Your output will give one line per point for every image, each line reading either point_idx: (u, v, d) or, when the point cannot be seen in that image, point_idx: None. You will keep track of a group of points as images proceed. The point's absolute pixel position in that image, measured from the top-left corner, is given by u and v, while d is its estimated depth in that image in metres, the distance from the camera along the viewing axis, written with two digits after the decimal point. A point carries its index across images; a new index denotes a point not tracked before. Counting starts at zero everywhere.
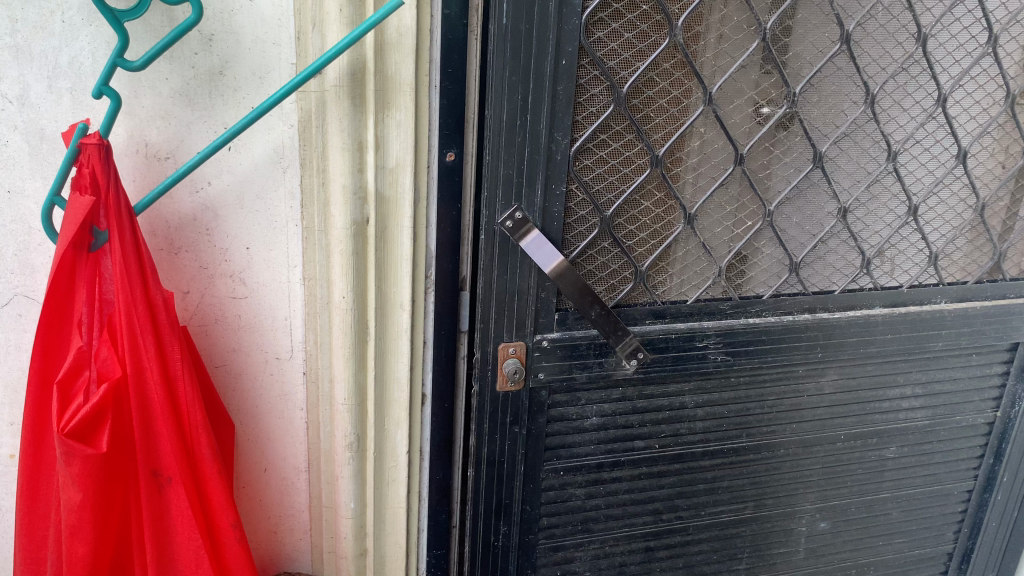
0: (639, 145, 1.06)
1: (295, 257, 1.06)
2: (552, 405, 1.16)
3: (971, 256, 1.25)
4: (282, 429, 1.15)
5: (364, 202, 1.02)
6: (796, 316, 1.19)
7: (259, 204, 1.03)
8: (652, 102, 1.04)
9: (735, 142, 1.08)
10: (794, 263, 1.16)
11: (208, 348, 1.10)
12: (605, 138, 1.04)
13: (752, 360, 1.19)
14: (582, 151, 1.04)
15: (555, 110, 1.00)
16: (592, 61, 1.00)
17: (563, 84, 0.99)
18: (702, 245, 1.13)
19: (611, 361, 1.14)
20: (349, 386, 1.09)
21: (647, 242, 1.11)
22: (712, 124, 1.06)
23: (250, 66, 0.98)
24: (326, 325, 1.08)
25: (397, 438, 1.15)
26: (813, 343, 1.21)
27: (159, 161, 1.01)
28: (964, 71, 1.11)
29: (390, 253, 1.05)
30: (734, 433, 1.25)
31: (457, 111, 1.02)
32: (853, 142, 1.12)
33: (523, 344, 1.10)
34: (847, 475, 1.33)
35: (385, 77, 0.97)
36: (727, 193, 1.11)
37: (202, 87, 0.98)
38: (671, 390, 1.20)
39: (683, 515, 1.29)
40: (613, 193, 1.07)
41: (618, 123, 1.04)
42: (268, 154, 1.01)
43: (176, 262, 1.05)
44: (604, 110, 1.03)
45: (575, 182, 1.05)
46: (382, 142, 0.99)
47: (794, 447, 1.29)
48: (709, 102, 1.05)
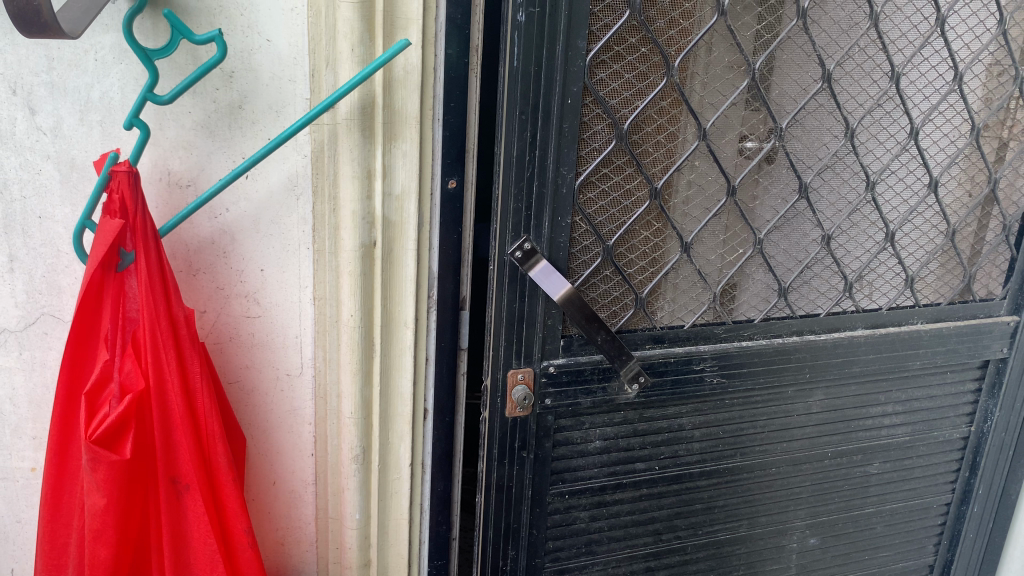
0: (639, 178, 1.08)
1: (306, 278, 1.13)
2: (558, 429, 1.13)
3: (943, 278, 1.31)
4: (291, 443, 1.21)
5: (371, 225, 1.09)
6: (785, 338, 1.21)
7: (274, 229, 1.11)
8: (650, 137, 1.07)
9: (728, 174, 1.11)
10: (783, 288, 1.19)
11: (222, 366, 1.16)
12: (607, 172, 1.06)
13: (746, 382, 1.20)
14: (587, 184, 1.06)
15: (561, 145, 1.01)
16: (596, 101, 1.02)
17: (569, 122, 1.01)
18: (698, 271, 1.14)
19: (614, 388, 1.13)
20: (355, 400, 1.15)
21: (646, 270, 1.12)
22: (706, 158, 1.10)
23: (267, 101, 1.06)
24: (334, 342, 1.14)
25: (401, 451, 1.21)
26: (802, 365, 1.23)
27: (181, 189, 1.08)
28: (933, 106, 1.18)
29: (396, 274, 1.12)
30: (730, 454, 1.25)
31: (459, 143, 1.10)
32: (834, 174, 1.17)
33: (531, 370, 1.09)
34: (834, 492, 1.34)
35: (393, 111, 1.05)
36: (720, 222, 1.13)
37: (222, 120, 1.06)
38: (670, 413, 1.19)
39: (682, 535, 1.27)
40: (612, 222, 1.09)
41: (619, 157, 1.06)
42: (284, 182, 1.09)
43: (194, 284, 1.12)
44: (606, 145, 1.05)
45: (579, 214, 1.06)
46: (389, 170, 1.07)
47: (786, 465, 1.29)
48: (703, 138, 1.08)
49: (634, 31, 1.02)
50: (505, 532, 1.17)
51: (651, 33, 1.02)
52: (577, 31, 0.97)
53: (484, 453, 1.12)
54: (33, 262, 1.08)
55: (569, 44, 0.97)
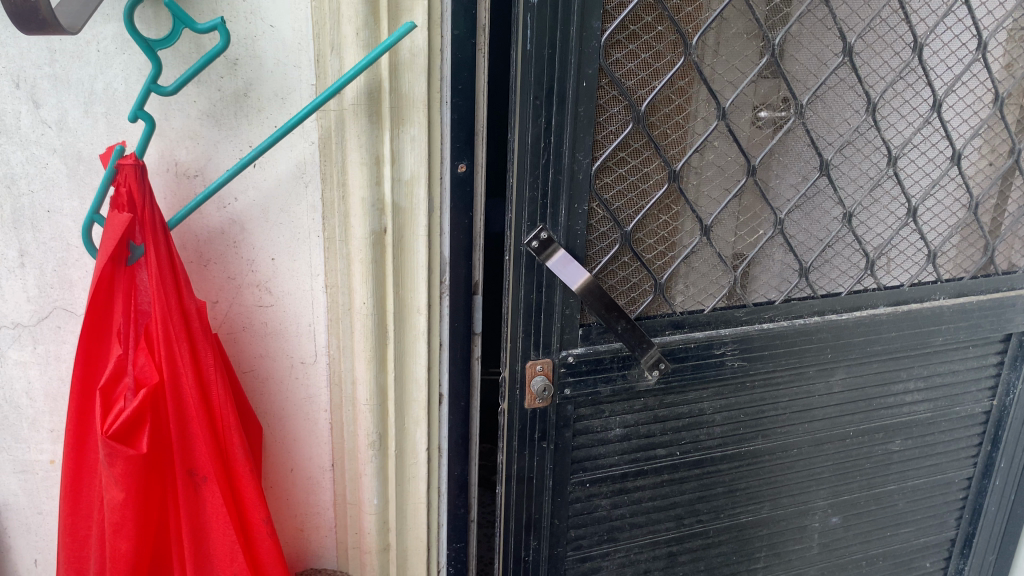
0: (657, 161, 1.05)
1: (318, 266, 1.13)
2: (578, 418, 1.11)
3: (964, 252, 1.29)
4: (307, 431, 1.21)
5: (381, 213, 1.08)
6: (807, 319, 1.18)
7: (283, 217, 1.10)
8: (668, 119, 1.04)
9: (748, 154, 1.09)
10: (804, 268, 1.16)
11: (236, 355, 1.16)
12: (624, 155, 1.04)
13: (767, 364, 1.18)
14: (603, 169, 1.03)
15: (577, 131, 0.98)
16: (611, 82, 0.99)
17: (585, 106, 0.97)
18: (718, 254, 1.11)
19: (633, 374, 1.11)
20: (370, 387, 1.15)
21: (664, 255, 1.10)
22: (725, 138, 1.07)
23: (273, 87, 1.04)
24: (347, 330, 1.13)
25: (417, 436, 1.20)
26: (824, 345, 1.21)
27: (188, 179, 1.07)
28: (956, 77, 1.15)
29: (408, 260, 1.11)
30: (751, 437, 1.23)
31: (468, 126, 1.08)
32: (855, 149, 1.14)
33: (550, 361, 1.07)
34: (857, 470, 1.33)
35: (400, 96, 1.03)
36: (739, 203, 1.10)
37: (228, 108, 1.04)
38: (691, 399, 1.17)
39: (704, 519, 1.26)
40: (628, 207, 1.06)
41: (637, 140, 1.03)
42: (291, 170, 1.08)
43: (206, 274, 1.12)
44: (624, 128, 1.02)
45: (596, 200, 1.03)
46: (398, 155, 1.06)
47: (807, 445, 1.27)
48: (724, 118, 1.04)
49: (649, 9, 0.98)
50: (527, 522, 1.16)
51: (668, 10, 0.98)
52: (591, 12, 0.94)
53: (504, 445, 1.11)
54: (43, 256, 1.08)
55: (583, 24, 0.94)
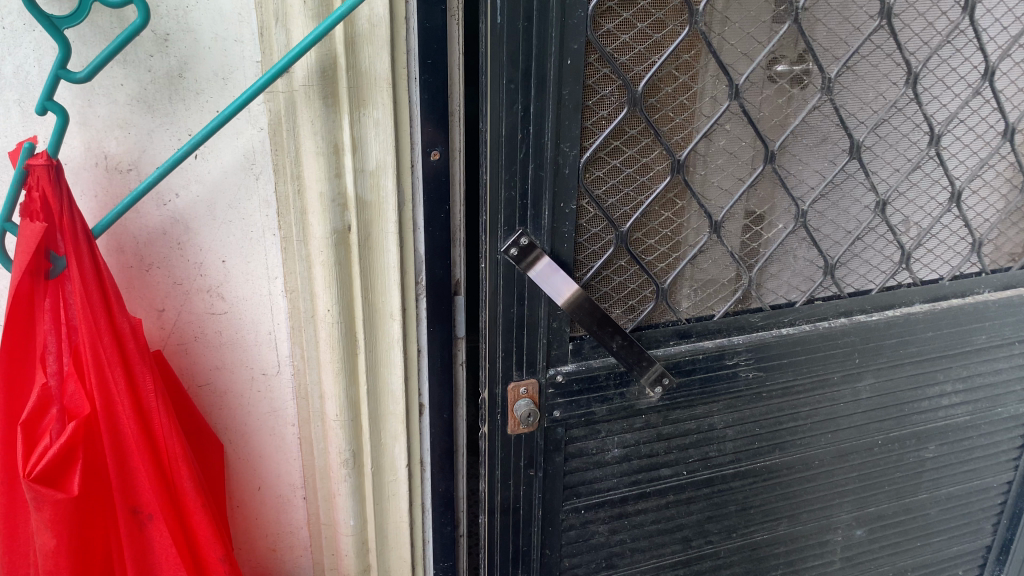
0: (658, 149, 0.90)
1: (276, 267, 0.99)
2: (570, 441, 1.00)
3: (1013, 238, 1.14)
4: (274, 446, 1.09)
5: (343, 208, 0.94)
6: (832, 321, 1.06)
7: (233, 214, 0.96)
8: (671, 99, 0.89)
9: (766, 138, 0.93)
10: (829, 265, 1.03)
11: (190, 368, 1.04)
12: (618, 144, 0.89)
13: (785, 373, 1.06)
14: (594, 161, 0.89)
15: (561, 117, 0.84)
16: (600, 58, 0.84)
17: (570, 88, 0.83)
18: (729, 253, 0.98)
19: (632, 391, 1.00)
20: (340, 401, 1.02)
21: (667, 256, 0.96)
22: (739, 119, 0.92)
23: (213, 66, 0.90)
24: (312, 339, 1.01)
25: (396, 450, 1.08)
26: (850, 350, 1.08)
27: (121, 174, 0.94)
28: (1013, 39, 0.99)
29: (377, 262, 0.97)
30: (767, 450, 1.11)
31: (441, 106, 0.93)
32: (892, 128, 0.98)
33: (535, 383, 0.94)
34: (885, 480, 1.21)
35: (359, 73, 0.88)
36: (755, 194, 0.96)
37: (161, 92, 0.90)
38: (699, 414, 1.04)
39: (715, 540, 1.14)
40: (624, 204, 0.92)
41: (634, 125, 0.89)
42: (238, 160, 0.94)
43: (149, 280, 0.99)
44: (618, 112, 0.87)
45: (586, 197, 0.89)
46: (360, 143, 0.91)
47: (831, 457, 1.15)
48: (737, 96, 0.90)
49: None
50: (513, 554, 1.05)
51: None
52: None
53: (485, 474, 0.99)
54: None
55: None
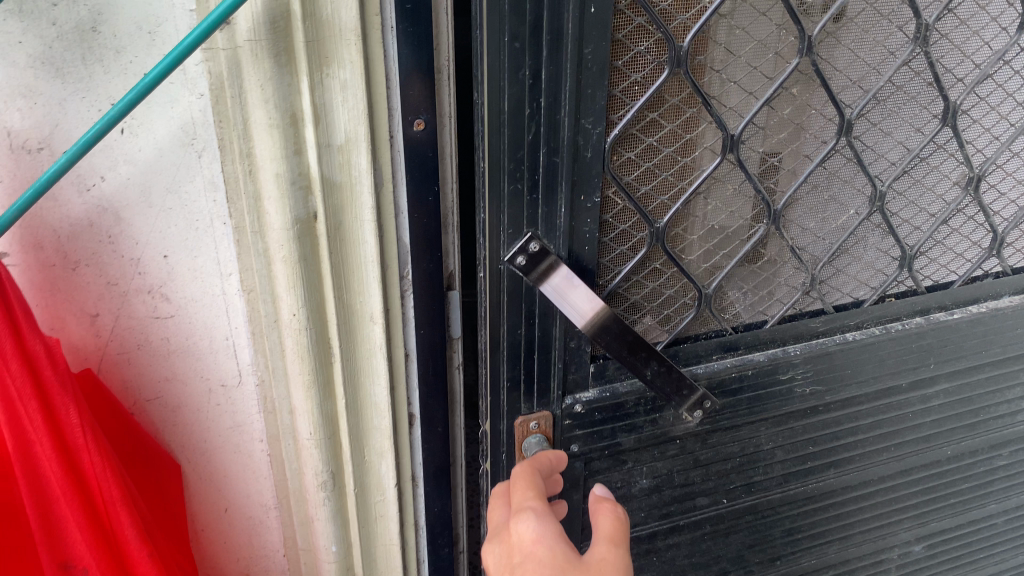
0: (706, 121, 0.72)
1: (229, 263, 0.82)
2: (590, 475, 0.86)
3: None
4: (241, 465, 0.94)
5: (307, 191, 0.76)
6: (905, 323, 0.91)
7: (173, 199, 0.78)
8: (724, 55, 0.69)
9: (841, 102, 0.74)
10: (907, 256, 0.86)
11: (135, 380, 0.87)
12: (654, 117, 0.70)
13: (848, 385, 0.91)
14: (623, 139, 0.70)
15: (582, 83, 0.65)
16: (632, 2, 0.64)
17: (593, 46, 0.64)
18: (791, 248, 0.80)
19: (666, 418, 0.86)
20: (313, 418, 0.87)
21: (714, 253, 0.79)
22: (807, 81, 0.72)
23: (134, 17, 0.71)
24: (276, 347, 0.84)
25: (383, 469, 0.93)
26: (924, 355, 0.93)
27: (31, 154, 0.75)
28: None
29: (352, 255, 0.80)
30: (820, 470, 0.96)
31: (426, 66, 0.74)
32: (994, 85, 0.80)
33: (548, 416, 0.81)
34: (951, 494, 1.07)
35: (319, 24, 0.69)
36: (826, 173, 0.78)
37: (71, 51, 0.71)
38: (742, 434, 0.90)
39: (755, 568, 1.01)
40: (660, 192, 0.74)
41: (676, 92, 0.69)
42: (174, 134, 0.75)
43: (75, 280, 0.81)
44: (657, 74, 0.68)
45: (612, 186, 0.72)
46: (325, 112, 0.72)
47: (894, 473, 1.01)
48: (809, 53, 0.70)
49: None
50: None
51: None
52: None
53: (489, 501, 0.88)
54: None
55: None
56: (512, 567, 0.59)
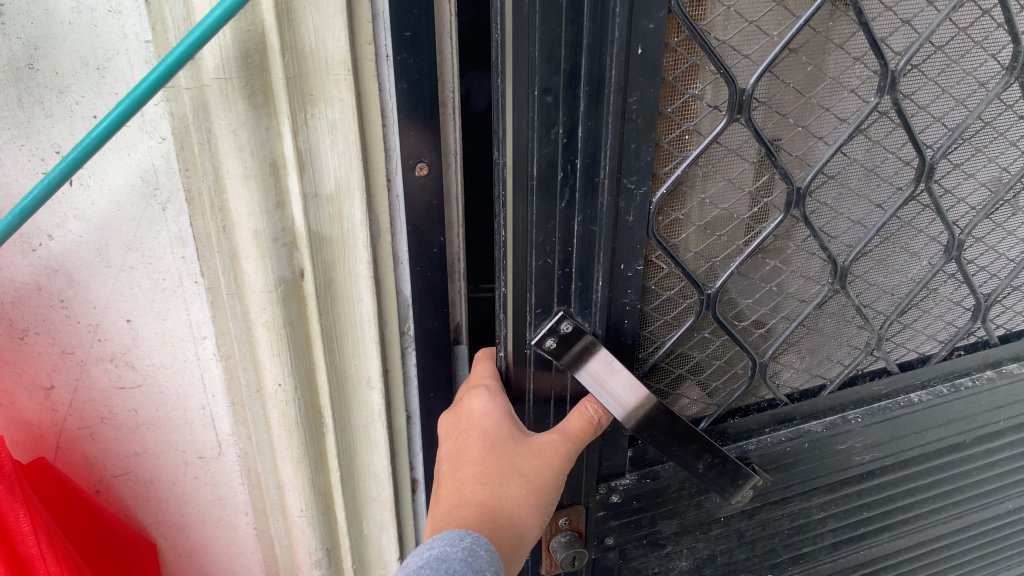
0: (770, 174, 0.66)
1: (202, 325, 0.71)
2: (629, 558, 0.87)
3: None
4: (224, 540, 0.83)
5: (292, 248, 0.65)
6: (972, 379, 0.91)
7: (134, 258, 0.67)
8: (789, 96, 0.63)
9: (921, 144, 0.69)
10: (978, 304, 0.85)
11: (100, 457, 0.77)
12: (709, 171, 0.65)
13: (909, 443, 0.91)
14: (670, 197, 0.65)
15: (626, 137, 0.60)
16: (689, 39, 0.58)
17: (639, 94, 0.58)
18: (855, 305, 0.78)
19: (711, 500, 0.85)
20: (304, 495, 0.76)
21: (769, 315, 0.75)
22: (886, 122, 0.67)
23: (78, 50, 0.59)
24: (260, 419, 0.74)
25: (384, 542, 0.83)
26: (986, 411, 0.94)
27: None
28: None
29: (345, 316, 0.69)
30: (878, 523, 0.97)
31: (429, 101, 0.63)
32: None
33: (575, 511, 0.81)
34: (995, 537, 1.09)
35: (301, 56, 0.58)
36: (900, 225, 0.74)
37: (6, 91, 0.60)
38: (793, 508, 0.90)
39: None
40: (714, 256, 0.70)
41: (736, 140, 0.64)
42: (132, 183, 0.64)
43: (26, 350, 0.71)
44: (715, 122, 0.62)
45: (658, 249, 0.67)
46: (310, 158, 0.61)
47: (949, 521, 1.02)
48: (888, 92, 0.65)
49: None
50: None
51: None
52: None
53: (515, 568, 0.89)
54: None
55: None
56: (460, 433, 0.68)
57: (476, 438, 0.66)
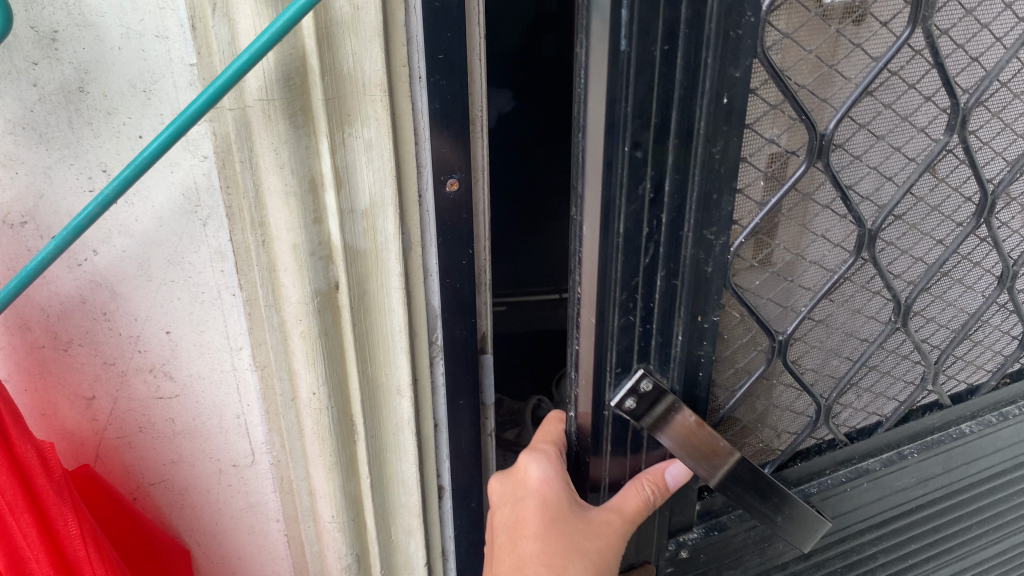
0: (844, 223, 0.71)
1: (239, 336, 0.73)
2: None
3: None
4: (256, 546, 0.86)
5: (329, 261, 0.68)
6: (993, 406, 1.00)
7: (175, 272, 0.70)
8: (867, 139, 0.68)
9: (983, 180, 0.75)
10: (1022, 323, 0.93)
11: (137, 464, 0.79)
12: (782, 220, 0.69)
13: (941, 468, 0.99)
14: (750, 246, 0.69)
15: (713, 187, 0.63)
16: (766, 82, 0.61)
17: (723, 143, 0.61)
18: (911, 340, 0.84)
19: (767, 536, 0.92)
20: (336, 502, 0.78)
21: (833, 356, 0.82)
22: (953, 158, 0.72)
23: (126, 74, 0.62)
24: (294, 427, 0.76)
25: (412, 548, 0.85)
26: (1006, 436, 1.03)
27: (15, 229, 0.67)
28: None
29: (377, 327, 0.72)
30: (906, 542, 1.05)
31: (460, 120, 0.66)
32: None
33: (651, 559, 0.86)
34: (1000, 548, 1.19)
35: (340, 79, 0.61)
36: (956, 260, 0.80)
37: (57, 114, 0.63)
38: (838, 534, 0.96)
39: None
40: (794, 301, 0.75)
41: (811, 185, 0.68)
42: (174, 201, 0.66)
43: (69, 362, 0.73)
44: (794, 169, 0.66)
45: (740, 299, 0.72)
46: (348, 175, 0.64)
47: (964, 537, 1.11)
48: (958, 128, 0.70)
49: None
50: None
51: None
52: None
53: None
54: None
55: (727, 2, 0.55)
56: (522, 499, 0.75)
57: (540, 508, 0.72)
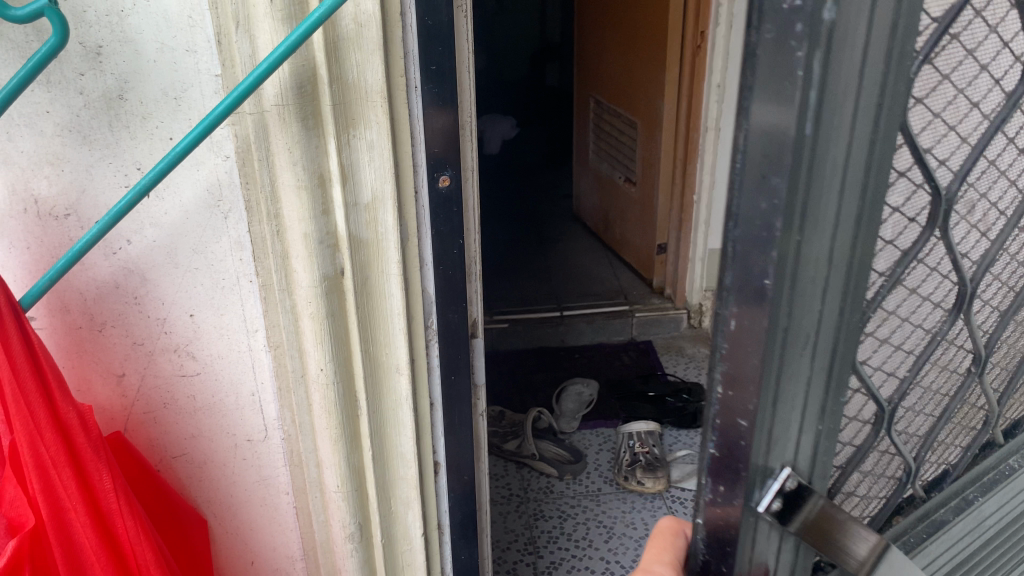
0: (995, 292, 0.61)
1: (255, 319, 0.82)
2: None
3: None
4: (267, 518, 0.94)
5: (335, 249, 0.76)
6: None
7: (199, 260, 0.78)
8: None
9: None
10: None
11: (161, 439, 0.87)
12: (952, 301, 0.56)
13: None
14: (923, 337, 0.56)
15: (902, 278, 0.50)
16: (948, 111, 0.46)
17: (919, 222, 0.48)
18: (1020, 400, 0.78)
19: None
20: (341, 472, 0.87)
21: (968, 433, 0.71)
22: None
23: (160, 83, 0.71)
24: (303, 402, 0.84)
25: (410, 519, 0.93)
26: None
27: (57, 221, 0.75)
28: None
29: (378, 310, 0.80)
30: None
31: (450, 124, 0.75)
32: None
33: None
34: None
35: (345, 86, 0.70)
36: None
37: (98, 118, 0.72)
38: None
39: None
40: (898, 365, 0.55)
41: (980, 256, 0.56)
42: (200, 196, 0.76)
43: (102, 342, 0.81)
44: (977, 242, 0.55)
45: (906, 396, 0.58)
46: (352, 172, 0.73)
47: None
48: None
49: None
50: None
51: None
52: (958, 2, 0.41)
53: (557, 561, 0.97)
54: None
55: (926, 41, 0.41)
56: None
57: None
